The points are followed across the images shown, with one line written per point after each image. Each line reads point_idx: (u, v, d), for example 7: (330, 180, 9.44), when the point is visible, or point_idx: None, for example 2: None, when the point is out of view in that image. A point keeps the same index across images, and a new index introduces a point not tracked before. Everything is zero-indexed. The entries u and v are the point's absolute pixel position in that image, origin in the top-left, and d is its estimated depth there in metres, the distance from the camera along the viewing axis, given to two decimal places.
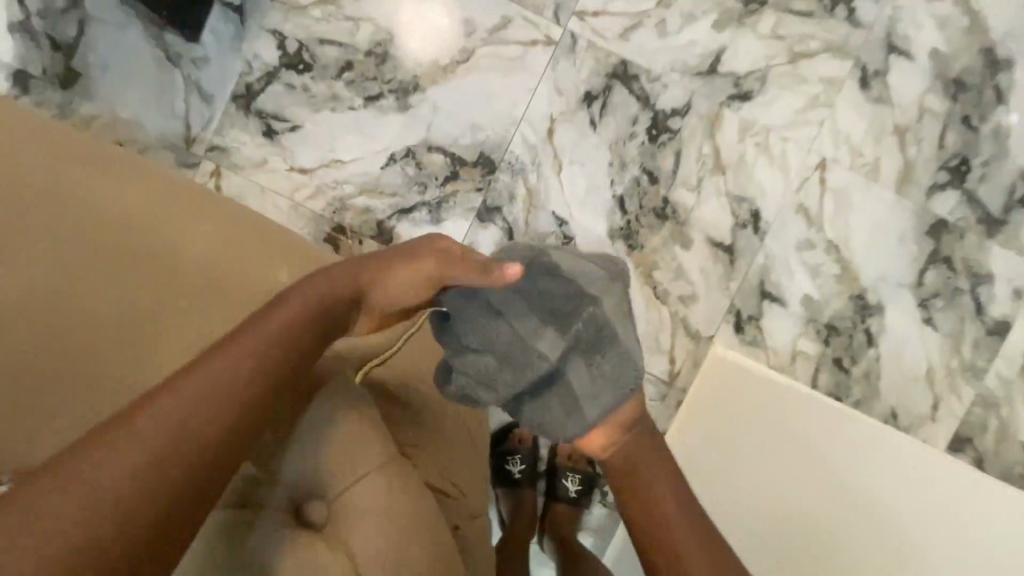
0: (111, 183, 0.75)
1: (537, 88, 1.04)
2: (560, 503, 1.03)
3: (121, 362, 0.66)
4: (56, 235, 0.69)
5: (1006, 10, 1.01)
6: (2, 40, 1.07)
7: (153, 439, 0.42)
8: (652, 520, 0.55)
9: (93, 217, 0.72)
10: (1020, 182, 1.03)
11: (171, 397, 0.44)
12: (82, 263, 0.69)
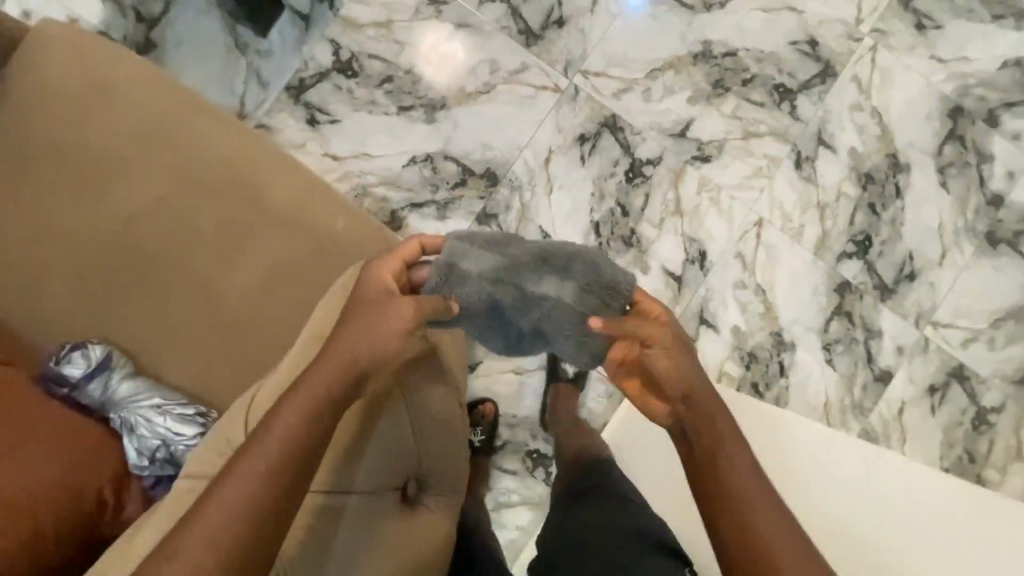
0: (175, 155, 0.80)
1: (542, 123, 1.27)
2: (563, 381, 1.22)
3: (194, 327, 0.79)
4: (137, 209, 0.79)
5: (907, 128, 1.31)
6: (92, 4, 1.23)
7: (260, 487, 0.58)
8: (699, 450, 0.66)
9: (162, 191, 0.79)
10: (907, 261, 1.30)
11: (242, 479, 0.59)
12: (157, 238, 0.79)
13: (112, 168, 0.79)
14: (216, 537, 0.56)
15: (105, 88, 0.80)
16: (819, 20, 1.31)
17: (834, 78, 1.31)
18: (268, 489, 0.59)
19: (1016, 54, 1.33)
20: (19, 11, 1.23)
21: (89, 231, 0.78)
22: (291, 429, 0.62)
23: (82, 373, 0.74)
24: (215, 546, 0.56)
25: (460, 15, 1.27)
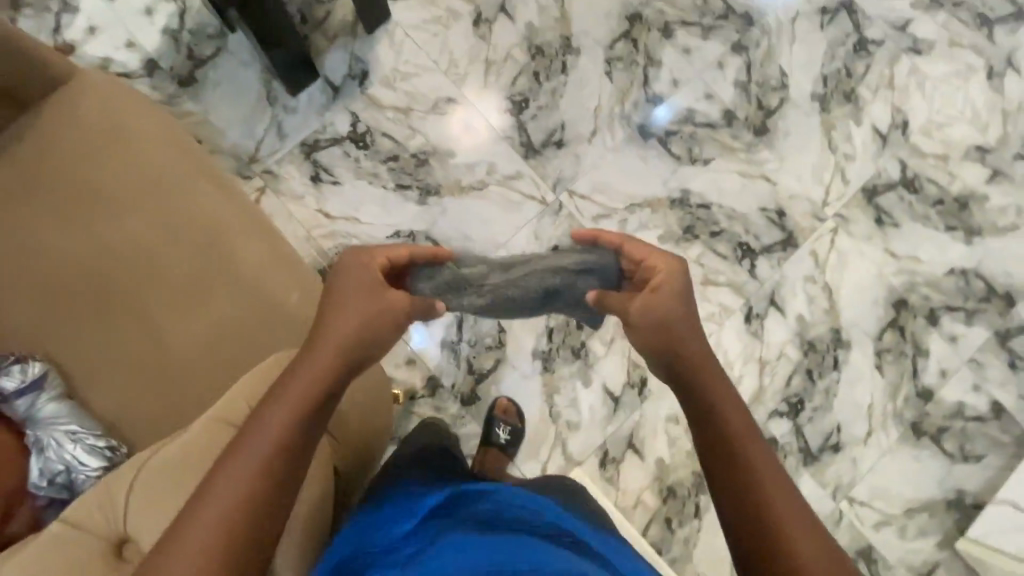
0: (153, 196, 0.87)
1: (522, 228, 1.37)
2: (491, 446, 1.25)
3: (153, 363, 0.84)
4: (114, 246, 0.85)
5: (853, 308, 1.42)
6: (153, 35, 1.38)
7: (236, 496, 0.61)
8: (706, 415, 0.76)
9: (140, 230, 0.86)
10: (834, 431, 1.36)
11: (225, 492, 0.61)
12: (129, 274, 0.85)
13: (107, 203, 0.86)
14: (213, 533, 0.59)
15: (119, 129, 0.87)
16: (790, 194, 1.45)
17: (794, 248, 1.43)
18: (259, 488, 0.62)
19: (962, 264, 1.45)
20: (86, 25, 1.36)
21: (73, 255, 0.85)
22: (276, 435, 0.65)
23: (13, 387, 0.78)
24: (211, 541, 0.59)
25: (473, 117, 1.41)
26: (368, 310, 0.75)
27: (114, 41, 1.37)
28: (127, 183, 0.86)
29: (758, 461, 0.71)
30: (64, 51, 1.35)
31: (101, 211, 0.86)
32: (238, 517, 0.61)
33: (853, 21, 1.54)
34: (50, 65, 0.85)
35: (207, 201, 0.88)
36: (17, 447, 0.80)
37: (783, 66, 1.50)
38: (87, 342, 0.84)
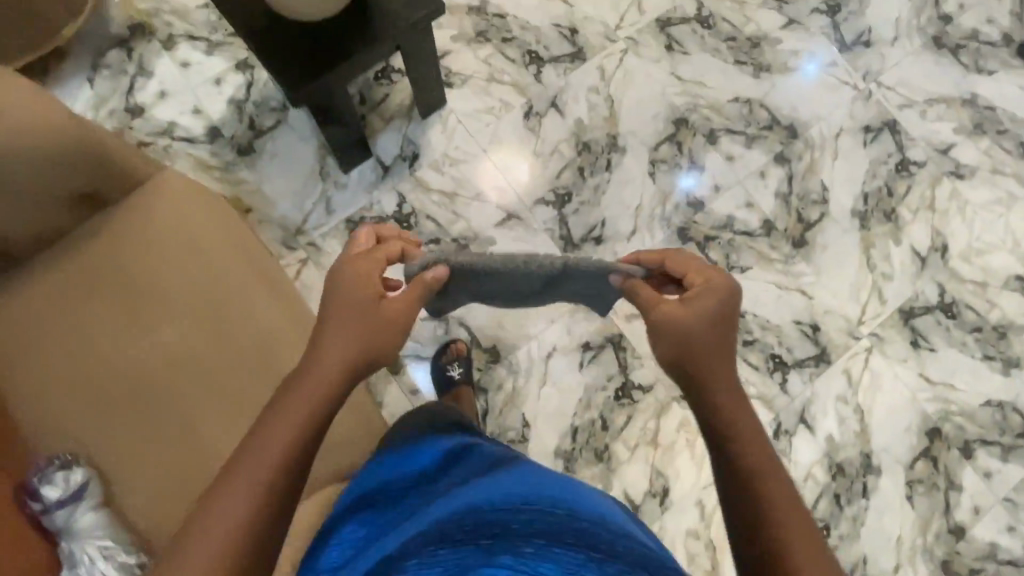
0: (195, 274, 0.88)
1: (555, 321, 1.38)
2: None
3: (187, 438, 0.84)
4: (157, 326, 0.86)
5: (885, 432, 1.39)
6: (219, 104, 1.44)
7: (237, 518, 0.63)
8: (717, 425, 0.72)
9: (180, 309, 0.87)
10: (860, 562, 1.32)
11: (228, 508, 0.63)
12: (169, 353, 0.86)
13: (151, 286, 0.87)
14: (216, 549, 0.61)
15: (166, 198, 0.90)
16: (825, 309, 1.44)
17: (827, 365, 1.41)
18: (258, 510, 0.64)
19: (1000, 397, 1.42)
20: (157, 89, 1.43)
21: (115, 336, 0.86)
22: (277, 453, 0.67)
23: (55, 497, 0.76)
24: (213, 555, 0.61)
25: (515, 207, 1.44)
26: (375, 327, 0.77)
27: (181, 107, 1.43)
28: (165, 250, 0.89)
29: (772, 486, 0.66)
30: (134, 112, 1.41)
31: (140, 289, 0.87)
32: (231, 553, 0.62)
33: (896, 141, 1.57)
34: (123, 163, 0.88)
35: (238, 275, 0.90)
36: (50, 561, 0.77)
37: (824, 180, 1.52)
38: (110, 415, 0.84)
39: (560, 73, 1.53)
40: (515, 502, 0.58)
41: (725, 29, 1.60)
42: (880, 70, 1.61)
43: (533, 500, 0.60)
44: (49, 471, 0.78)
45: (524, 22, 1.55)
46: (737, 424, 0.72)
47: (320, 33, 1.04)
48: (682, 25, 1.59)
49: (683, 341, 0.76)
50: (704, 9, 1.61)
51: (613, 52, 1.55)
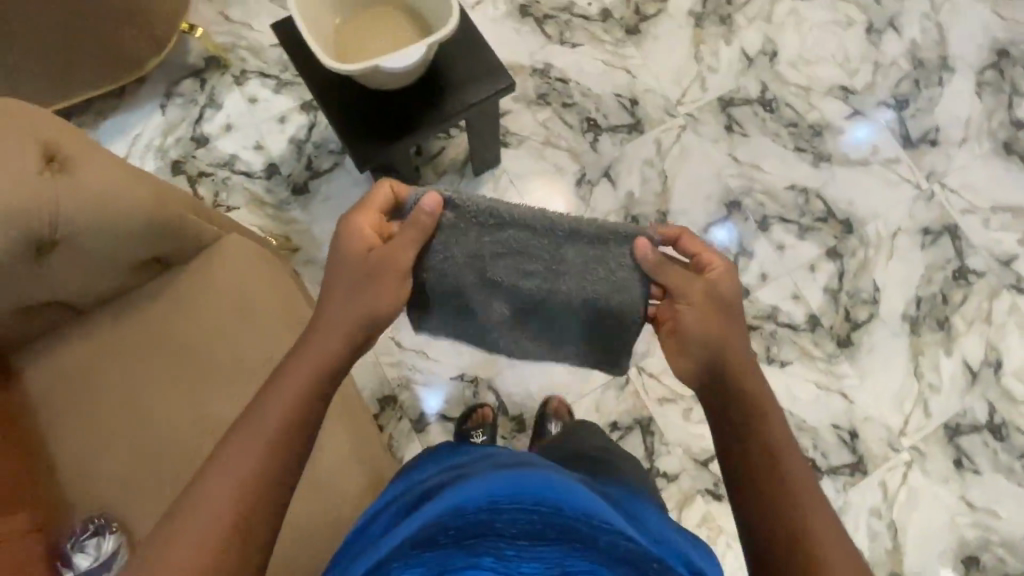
0: (228, 332, 0.89)
1: (584, 396, 1.36)
2: None
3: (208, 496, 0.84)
4: (190, 386, 0.87)
5: (919, 555, 1.32)
6: (281, 142, 1.47)
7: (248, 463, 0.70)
8: (750, 434, 0.77)
9: (211, 369, 0.87)
10: None
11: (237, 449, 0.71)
12: (198, 413, 0.86)
13: (185, 348, 0.88)
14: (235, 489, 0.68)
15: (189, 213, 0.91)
16: (866, 415, 1.39)
17: (862, 475, 1.36)
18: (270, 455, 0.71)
19: None
20: (224, 121, 1.47)
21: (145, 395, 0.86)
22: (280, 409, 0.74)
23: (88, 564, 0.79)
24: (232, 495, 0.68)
25: None
26: (366, 298, 0.84)
27: (244, 140, 1.47)
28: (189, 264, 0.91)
29: (801, 485, 0.73)
30: (199, 141, 1.45)
31: (175, 349, 0.88)
32: (251, 495, 0.69)
33: (955, 246, 1.52)
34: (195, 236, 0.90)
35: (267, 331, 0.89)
36: None
37: (877, 280, 1.47)
38: (132, 431, 0.85)
39: (617, 143, 1.53)
40: (507, 501, 0.60)
41: (788, 114, 1.58)
42: (945, 171, 1.57)
43: (518, 497, 0.61)
44: (83, 539, 0.79)
45: (586, 89, 1.55)
46: (766, 434, 0.77)
47: (396, 97, 1.06)
48: (744, 106, 1.58)
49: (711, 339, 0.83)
50: (768, 92, 1.59)
51: (671, 127, 1.55)
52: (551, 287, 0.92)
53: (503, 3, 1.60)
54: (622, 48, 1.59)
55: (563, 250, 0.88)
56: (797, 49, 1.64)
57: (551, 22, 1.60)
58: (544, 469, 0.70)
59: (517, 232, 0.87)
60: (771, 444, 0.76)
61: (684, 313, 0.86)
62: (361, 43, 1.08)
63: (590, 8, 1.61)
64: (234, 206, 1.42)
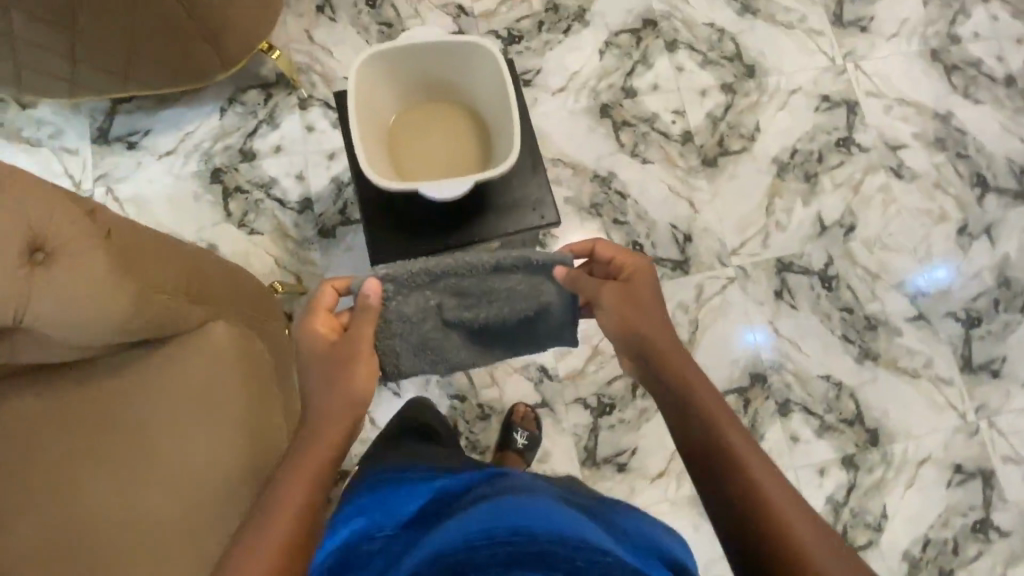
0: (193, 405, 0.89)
1: None
2: None
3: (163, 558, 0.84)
4: (149, 452, 0.87)
5: None
6: (323, 179, 1.44)
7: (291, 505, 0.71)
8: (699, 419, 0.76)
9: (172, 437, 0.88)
10: None
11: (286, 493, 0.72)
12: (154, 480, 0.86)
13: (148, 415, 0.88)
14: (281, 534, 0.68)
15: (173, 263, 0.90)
16: None
17: None
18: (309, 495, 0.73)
19: None
20: (276, 142, 1.45)
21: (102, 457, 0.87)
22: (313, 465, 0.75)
23: None
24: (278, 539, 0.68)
25: (553, 397, 1.37)
26: (343, 374, 0.86)
27: (288, 167, 1.44)
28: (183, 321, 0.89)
29: (744, 449, 0.72)
30: (246, 156, 1.44)
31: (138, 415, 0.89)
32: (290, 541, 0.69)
33: (985, 494, 1.38)
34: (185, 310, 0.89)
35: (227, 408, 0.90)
36: None
37: (887, 506, 1.35)
38: (133, 487, 0.86)
39: (656, 276, 1.45)
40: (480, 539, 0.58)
41: (845, 296, 1.47)
42: (998, 408, 1.43)
43: (490, 531, 0.59)
44: None
45: (642, 210, 1.48)
46: (712, 411, 0.77)
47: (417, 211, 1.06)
48: (801, 274, 1.48)
49: (637, 321, 0.87)
50: (831, 266, 1.49)
51: (718, 276, 1.46)
52: (488, 318, 1.04)
53: (585, 98, 1.54)
54: (693, 178, 1.51)
55: (495, 282, 1.02)
56: (876, 229, 1.52)
57: (628, 130, 1.53)
58: (521, 496, 0.67)
59: (451, 279, 1.00)
60: (715, 417, 0.76)
61: (606, 312, 0.91)
62: (415, 157, 1.04)
63: (672, 127, 1.54)
64: (258, 230, 1.40)
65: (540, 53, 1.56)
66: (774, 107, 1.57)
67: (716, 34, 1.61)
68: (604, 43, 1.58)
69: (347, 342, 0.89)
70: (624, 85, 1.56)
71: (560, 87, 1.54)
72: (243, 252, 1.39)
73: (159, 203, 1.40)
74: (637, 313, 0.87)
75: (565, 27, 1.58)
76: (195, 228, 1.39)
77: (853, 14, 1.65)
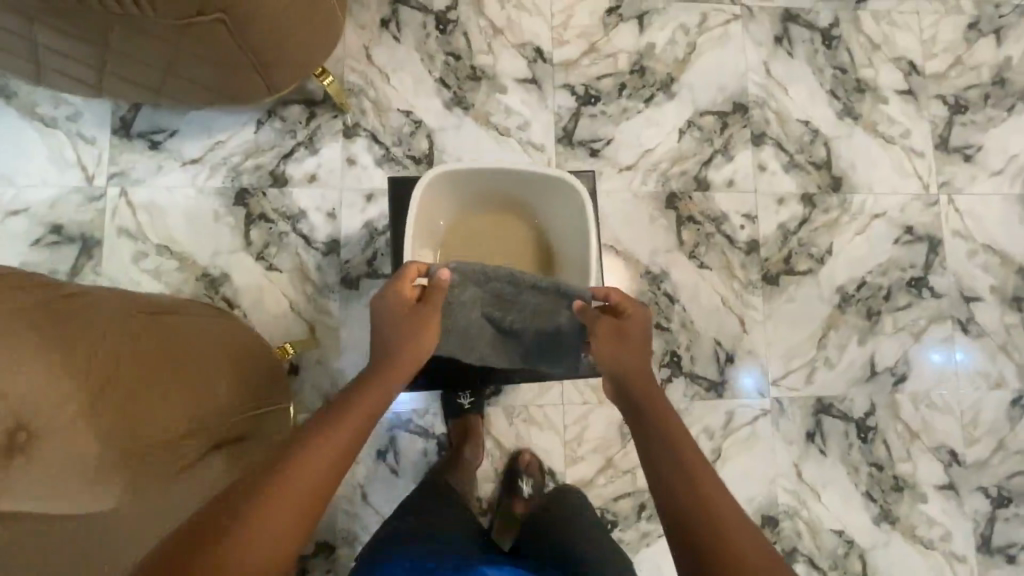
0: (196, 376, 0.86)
1: None
2: None
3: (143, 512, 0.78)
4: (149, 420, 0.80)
5: None
6: (356, 221, 1.32)
7: (331, 447, 0.66)
8: (676, 474, 0.71)
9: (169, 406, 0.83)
10: None
11: (324, 443, 0.67)
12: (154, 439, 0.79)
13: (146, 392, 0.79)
14: (313, 484, 0.63)
15: (175, 348, 0.85)
16: None
17: None
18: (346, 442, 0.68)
19: None
20: (312, 170, 1.32)
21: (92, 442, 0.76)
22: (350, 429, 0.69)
23: None
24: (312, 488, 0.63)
25: None
26: (417, 330, 0.83)
27: (320, 201, 1.32)
28: (191, 442, 0.83)
29: (720, 507, 0.67)
30: (276, 180, 1.31)
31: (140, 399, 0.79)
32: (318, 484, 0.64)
33: None
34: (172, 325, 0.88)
35: (217, 380, 0.89)
36: None
37: None
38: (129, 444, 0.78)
39: (687, 394, 1.36)
40: None
41: (877, 450, 1.39)
42: None
43: None
44: None
45: (688, 319, 1.38)
46: (691, 469, 0.71)
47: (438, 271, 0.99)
48: (838, 418, 1.39)
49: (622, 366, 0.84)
50: (870, 415, 1.40)
51: (751, 405, 1.37)
52: (512, 324, 0.97)
53: (654, 182, 1.40)
54: (748, 293, 1.40)
55: (522, 295, 0.94)
56: (927, 384, 1.42)
57: (691, 227, 1.40)
58: None
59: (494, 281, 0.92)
60: (697, 476, 0.70)
61: (600, 350, 0.86)
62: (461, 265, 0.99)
63: (739, 232, 1.41)
64: (277, 267, 1.29)
65: (615, 120, 1.41)
66: (853, 229, 1.44)
67: (808, 134, 1.46)
68: (687, 121, 1.42)
69: (416, 311, 0.84)
70: (698, 174, 1.41)
71: (629, 163, 1.40)
72: (258, 287, 1.28)
73: (174, 215, 1.28)
74: (622, 344, 0.85)
75: (648, 95, 1.42)
76: (210, 252, 1.28)
77: (961, 140, 1.50)
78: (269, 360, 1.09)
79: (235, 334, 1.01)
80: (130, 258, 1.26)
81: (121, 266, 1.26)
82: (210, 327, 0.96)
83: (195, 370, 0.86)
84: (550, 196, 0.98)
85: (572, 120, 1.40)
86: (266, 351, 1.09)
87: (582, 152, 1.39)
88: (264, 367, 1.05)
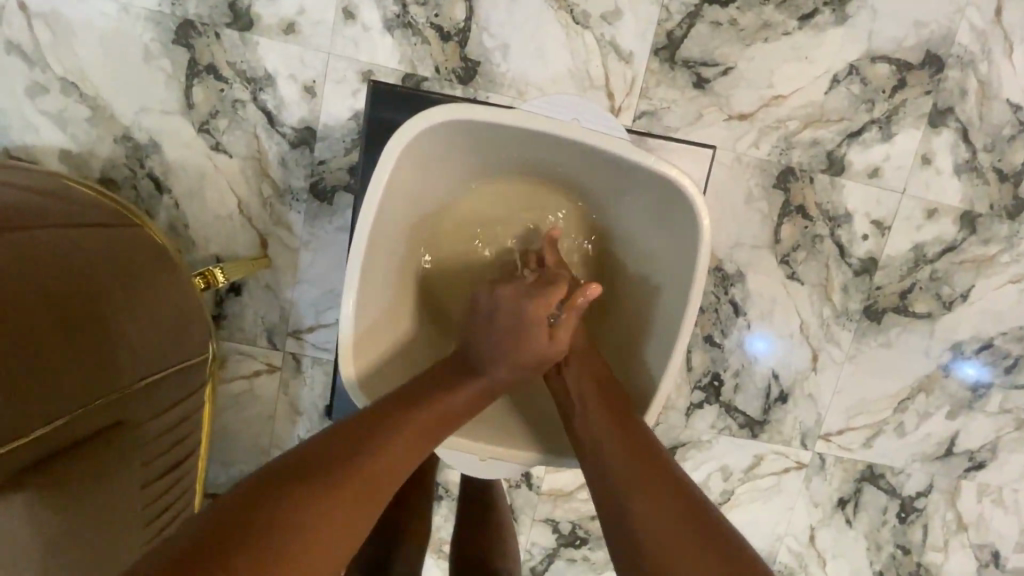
0: (148, 285, 0.76)
1: None
2: None
3: (71, 389, 0.63)
4: (92, 310, 0.66)
5: None
6: (341, 108, 0.93)
7: (410, 433, 0.59)
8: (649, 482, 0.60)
9: (120, 301, 0.70)
10: None
11: (407, 424, 0.59)
12: (94, 330, 0.66)
13: (93, 286, 0.67)
14: (392, 456, 0.56)
15: (122, 265, 0.73)
16: None
17: None
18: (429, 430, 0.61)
19: None
20: (291, 15, 0.90)
21: (31, 310, 0.59)
22: (434, 416, 0.62)
23: None
24: (386, 463, 0.55)
25: (522, 506, 1.11)
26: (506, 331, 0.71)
27: (297, 66, 0.91)
28: (128, 360, 0.70)
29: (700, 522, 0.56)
30: (237, 19, 0.89)
31: (83, 286, 0.66)
32: (394, 466, 0.56)
33: None
34: (106, 225, 0.74)
35: (162, 300, 0.77)
36: None
37: None
38: (69, 323, 0.63)
39: (715, 426, 1.09)
40: None
41: (911, 534, 1.14)
42: None
43: None
44: None
45: (747, 341, 1.05)
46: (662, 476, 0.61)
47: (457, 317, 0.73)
48: (882, 491, 1.13)
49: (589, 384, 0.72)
50: (922, 495, 1.14)
51: (787, 455, 1.11)
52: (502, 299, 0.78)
53: (770, 146, 0.98)
54: (836, 325, 1.06)
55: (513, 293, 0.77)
56: (1005, 478, 1.14)
57: (797, 221, 1.01)
58: None
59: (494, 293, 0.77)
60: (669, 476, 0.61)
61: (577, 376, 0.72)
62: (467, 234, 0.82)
63: (858, 244, 1.02)
64: (227, 148, 0.93)
65: (745, 40, 0.95)
66: (1009, 273, 1.04)
67: (1011, 127, 0.99)
68: (848, 66, 0.96)
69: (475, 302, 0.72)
70: (834, 149, 0.99)
71: (744, 111, 0.97)
72: (197, 170, 0.94)
73: (87, 40, 0.89)
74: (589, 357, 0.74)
75: (807, 10, 0.94)
76: (136, 106, 0.91)
77: None
78: (172, 304, 0.79)
79: (101, 269, 0.69)
80: (23, 88, 0.90)
81: (10, 97, 0.90)
82: (62, 253, 0.65)
83: (128, 290, 0.72)
84: (619, 178, 0.75)
85: (684, 24, 0.94)
86: (172, 289, 0.79)
87: (684, 77, 0.95)
88: (152, 316, 0.75)
